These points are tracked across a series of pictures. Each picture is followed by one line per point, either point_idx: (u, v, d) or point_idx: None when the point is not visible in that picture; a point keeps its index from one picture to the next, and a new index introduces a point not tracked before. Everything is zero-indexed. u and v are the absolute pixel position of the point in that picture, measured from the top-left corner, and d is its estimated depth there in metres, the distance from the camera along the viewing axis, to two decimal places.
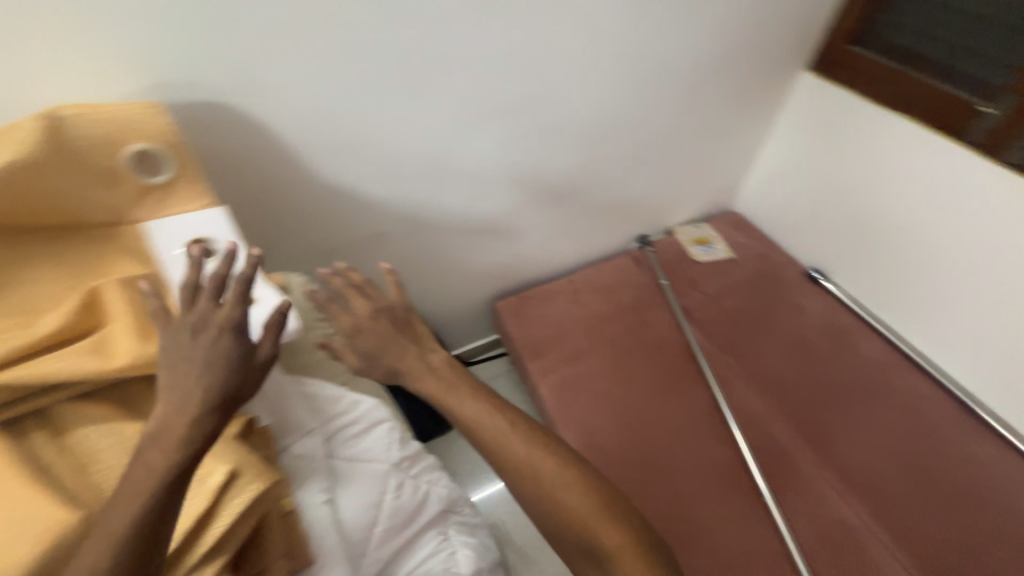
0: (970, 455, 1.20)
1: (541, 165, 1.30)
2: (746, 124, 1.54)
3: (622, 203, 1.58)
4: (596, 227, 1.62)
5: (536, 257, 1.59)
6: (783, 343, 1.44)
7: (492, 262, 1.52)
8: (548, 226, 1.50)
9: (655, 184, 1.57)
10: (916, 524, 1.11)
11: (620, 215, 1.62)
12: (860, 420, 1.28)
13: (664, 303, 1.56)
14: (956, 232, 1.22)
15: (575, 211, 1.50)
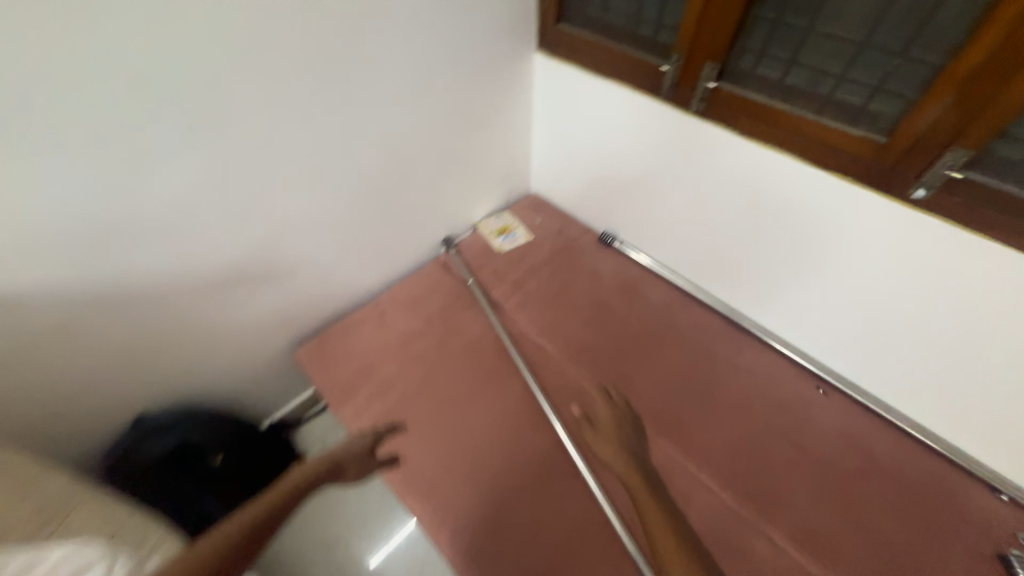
0: (741, 367, 1.36)
1: (272, 194, 1.14)
2: (501, 111, 1.56)
3: (404, 212, 1.50)
4: (386, 242, 1.51)
5: (325, 291, 1.43)
6: (586, 311, 1.51)
7: (268, 312, 1.33)
8: (323, 256, 1.36)
9: (431, 185, 1.53)
10: (710, 443, 1.22)
11: (408, 223, 1.54)
12: (656, 364, 1.38)
13: (474, 302, 1.53)
14: (682, 176, 1.34)
15: (347, 232, 1.38)
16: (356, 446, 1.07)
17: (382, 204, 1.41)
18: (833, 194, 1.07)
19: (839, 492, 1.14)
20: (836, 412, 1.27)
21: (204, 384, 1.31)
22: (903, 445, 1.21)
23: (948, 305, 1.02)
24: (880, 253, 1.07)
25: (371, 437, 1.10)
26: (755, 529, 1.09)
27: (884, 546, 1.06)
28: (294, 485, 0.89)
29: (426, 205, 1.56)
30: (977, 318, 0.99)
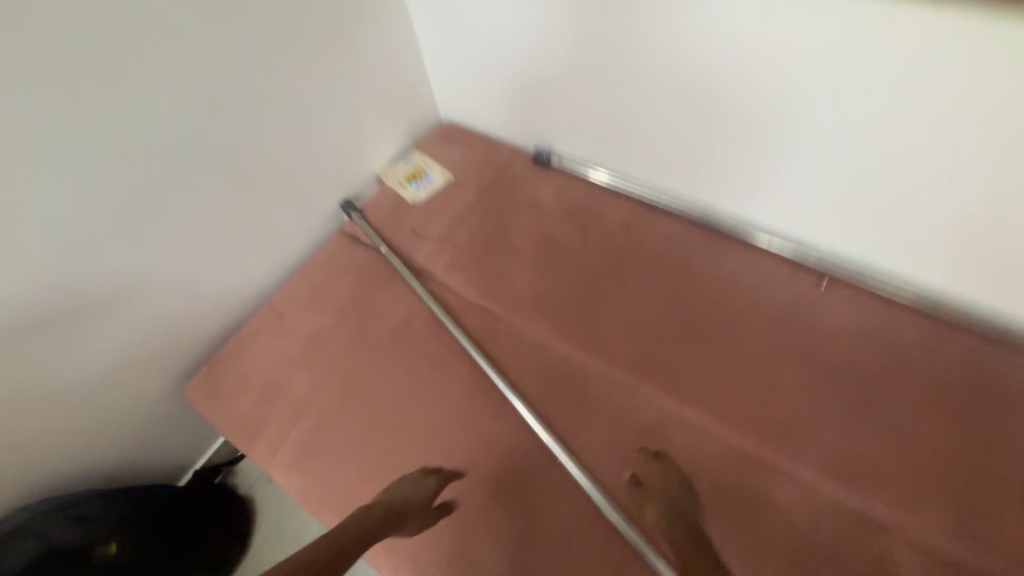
0: (727, 277, 1.11)
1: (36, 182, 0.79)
2: (360, 10, 1.17)
3: (270, 175, 1.15)
4: (259, 221, 1.17)
5: (195, 302, 1.10)
6: (532, 252, 1.21)
7: (122, 347, 1.02)
8: (169, 257, 1.02)
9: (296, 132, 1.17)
10: (703, 378, 0.99)
11: (280, 190, 1.19)
12: (625, 297, 1.12)
13: (393, 273, 1.22)
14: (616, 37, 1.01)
15: (192, 218, 1.03)
16: (413, 489, 0.87)
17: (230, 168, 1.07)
18: (822, 14, 0.78)
19: (862, 407, 0.93)
20: (846, 305, 1.04)
21: (68, 456, 1.01)
22: (929, 326, 1.00)
23: (991, 126, 0.76)
24: (890, 85, 0.80)
25: (432, 477, 0.89)
26: (775, 470, 0.89)
27: (924, 452, 0.88)
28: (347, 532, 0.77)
29: (298, 161, 1.20)
30: (1021, 145, 0.75)
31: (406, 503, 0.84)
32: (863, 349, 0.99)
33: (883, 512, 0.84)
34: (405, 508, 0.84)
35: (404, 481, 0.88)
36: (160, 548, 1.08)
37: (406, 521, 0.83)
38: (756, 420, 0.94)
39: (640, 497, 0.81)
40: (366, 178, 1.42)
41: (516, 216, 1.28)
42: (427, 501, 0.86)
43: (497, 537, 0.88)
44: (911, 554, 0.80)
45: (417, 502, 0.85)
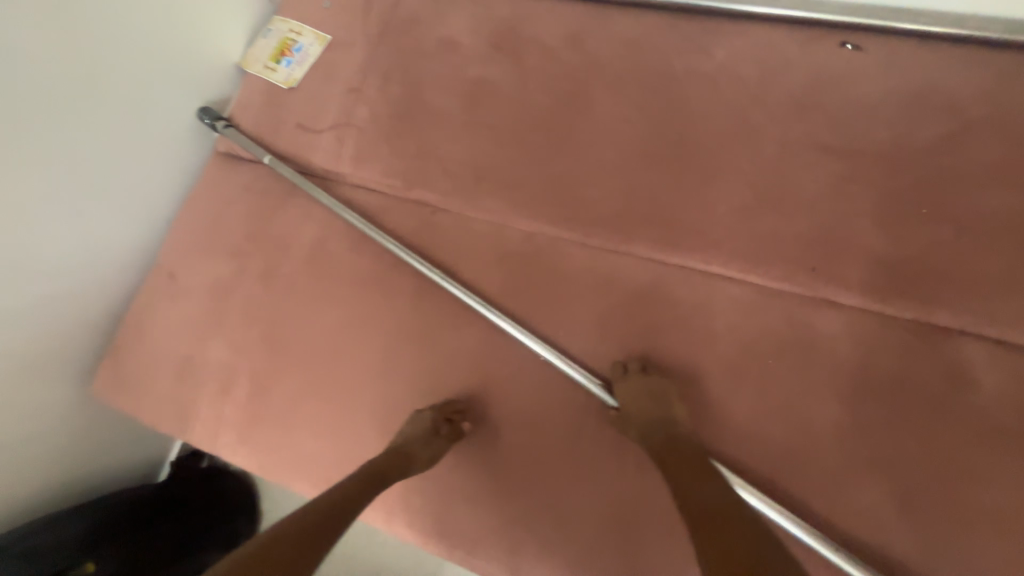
0: (718, 74, 0.82)
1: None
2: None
3: (80, 90, 0.83)
4: (94, 159, 0.88)
5: (64, 284, 0.88)
6: (459, 110, 0.90)
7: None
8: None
9: (93, 20, 0.82)
10: (705, 214, 0.77)
11: (108, 111, 0.88)
12: (591, 137, 0.84)
13: (293, 188, 0.94)
14: None
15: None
16: (410, 428, 0.70)
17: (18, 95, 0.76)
18: None
19: (912, 197, 0.71)
20: (881, 71, 0.77)
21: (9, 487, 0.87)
22: (997, 68, 0.73)
23: None
24: None
25: (425, 410, 0.72)
26: (812, 303, 0.71)
27: (1003, 231, 0.68)
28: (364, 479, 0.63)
29: (117, 62, 0.87)
30: None
31: (408, 443, 0.68)
32: (909, 122, 0.74)
33: (957, 318, 0.66)
34: (409, 448, 0.67)
35: (402, 427, 0.72)
36: (152, 552, 0.99)
37: (417, 458, 0.67)
38: (779, 248, 0.73)
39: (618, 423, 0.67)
40: (223, 73, 1.06)
41: (427, 68, 0.94)
42: (430, 432, 0.69)
43: (492, 460, 0.74)
44: (994, 359, 0.64)
45: (418, 437, 0.68)
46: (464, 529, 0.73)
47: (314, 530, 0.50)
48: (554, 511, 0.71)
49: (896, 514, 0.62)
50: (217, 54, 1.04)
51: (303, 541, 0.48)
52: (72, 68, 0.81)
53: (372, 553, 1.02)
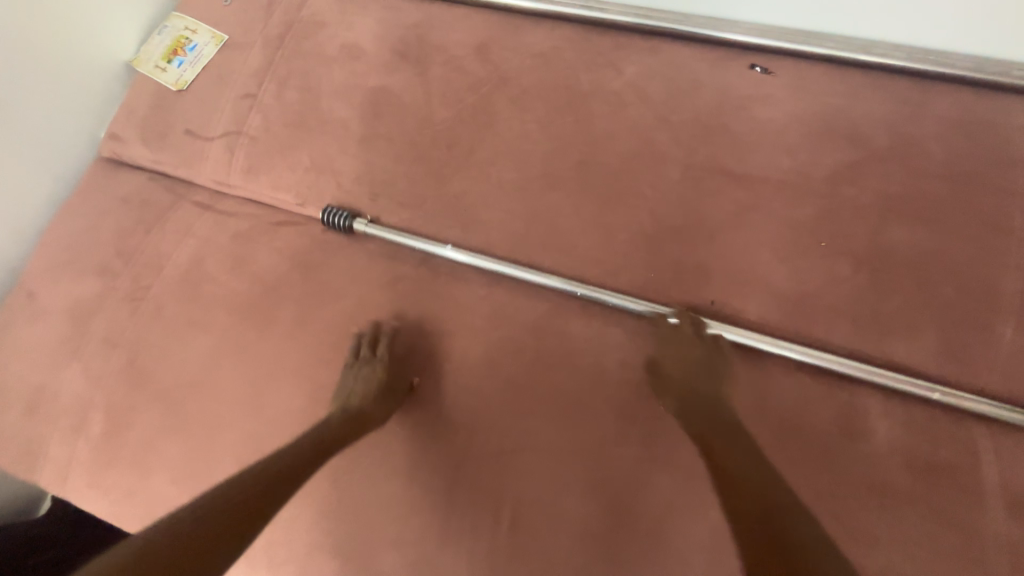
0: (627, 92, 0.78)
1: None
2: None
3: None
4: None
5: None
6: (360, 122, 0.84)
7: None
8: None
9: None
10: (604, 241, 0.73)
11: None
12: (494, 156, 0.79)
13: (177, 201, 0.86)
14: None
15: None
16: (363, 385, 0.68)
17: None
18: None
19: (814, 229, 0.68)
20: (789, 95, 0.74)
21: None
22: (901, 98, 0.72)
23: None
24: None
25: (373, 365, 0.69)
26: (707, 341, 0.68)
27: (902, 269, 0.65)
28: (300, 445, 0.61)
29: None
30: None
31: (362, 402, 0.66)
32: (813, 149, 0.71)
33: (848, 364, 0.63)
34: (365, 409, 0.66)
35: (354, 380, 0.69)
36: None
37: (375, 417, 0.66)
38: (679, 278, 0.70)
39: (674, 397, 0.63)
40: (116, 74, 0.97)
41: (328, 75, 0.88)
42: (386, 388, 0.68)
43: (366, 506, 0.68)
44: (883, 408, 0.61)
45: (375, 394, 0.67)
46: None
47: (237, 513, 0.49)
48: (429, 567, 0.65)
49: None
50: (101, 49, 0.93)
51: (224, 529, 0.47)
52: None
53: None
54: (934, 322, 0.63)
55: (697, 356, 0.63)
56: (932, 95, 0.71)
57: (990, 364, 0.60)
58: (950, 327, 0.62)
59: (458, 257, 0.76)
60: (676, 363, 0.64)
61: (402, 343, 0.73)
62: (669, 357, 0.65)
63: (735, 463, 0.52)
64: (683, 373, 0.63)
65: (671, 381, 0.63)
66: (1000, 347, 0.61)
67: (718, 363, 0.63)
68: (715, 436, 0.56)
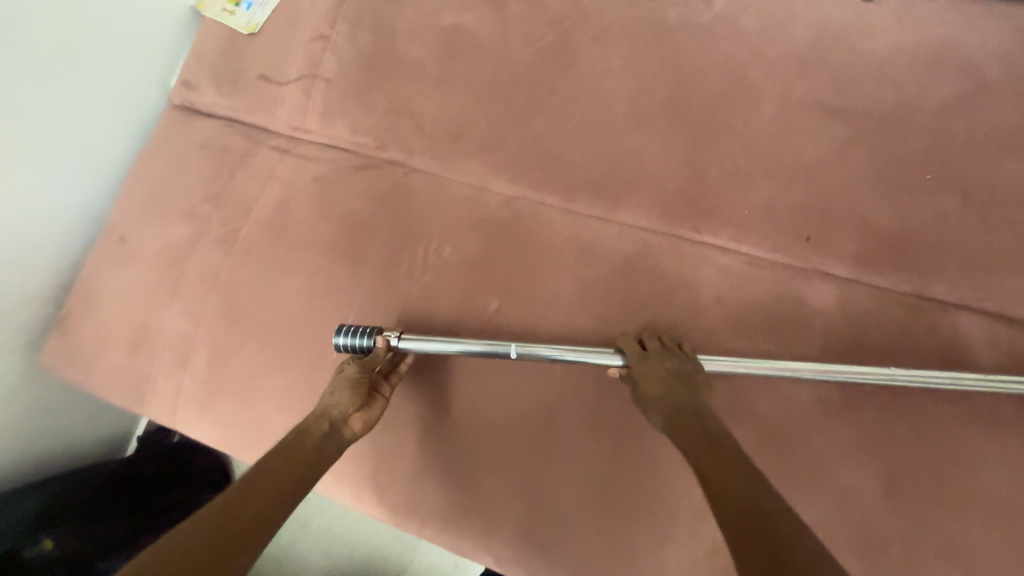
0: (717, 25, 0.75)
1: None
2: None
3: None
4: (42, 114, 0.79)
5: (30, 260, 0.82)
6: (436, 62, 0.83)
7: None
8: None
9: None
10: (694, 179, 0.72)
11: (70, 72, 0.81)
12: (578, 95, 0.78)
13: (255, 146, 0.87)
14: None
15: None
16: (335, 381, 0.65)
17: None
18: None
19: (920, 165, 0.67)
20: (895, 25, 0.70)
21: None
22: (1018, 25, 0.68)
23: None
24: None
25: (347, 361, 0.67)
26: (806, 279, 0.68)
27: (1011, 205, 0.65)
28: (307, 452, 0.56)
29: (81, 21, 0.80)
30: None
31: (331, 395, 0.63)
32: (919, 81, 0.69)
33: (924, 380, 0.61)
34: (361, 385, 0.63)
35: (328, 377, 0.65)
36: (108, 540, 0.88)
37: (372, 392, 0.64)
38: (773, 216, 0.69)
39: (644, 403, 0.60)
40: (181, 21, 0.96)
41: (402, 13, 0.86)
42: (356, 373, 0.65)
43: (465, 435, 0.70)
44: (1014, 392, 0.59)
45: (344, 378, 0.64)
46: (436, 505, 0.69)
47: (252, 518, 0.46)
48: (527, 494, 0.67)
49: (887, 498, 0.60)
50: None
51: (233, 535, 0.43)
52: (29, 29, 0.74)
53: (344, 532, 0.98)
54: None
55: (668, 366, 0.61)
56: None
57: None
58: None
59: (528, 353, 0.66)
60: (647, 375, 0.60)
61: (491, 277, 0.75)
62: (638, 367, 0.61)
63: (712, 458, 0.48)
64: (656, 387, 0.59)
65: (644, 399, 0.59)
66: None
67: (689, 372, 0.60)
68: (688, 433, 0.52)
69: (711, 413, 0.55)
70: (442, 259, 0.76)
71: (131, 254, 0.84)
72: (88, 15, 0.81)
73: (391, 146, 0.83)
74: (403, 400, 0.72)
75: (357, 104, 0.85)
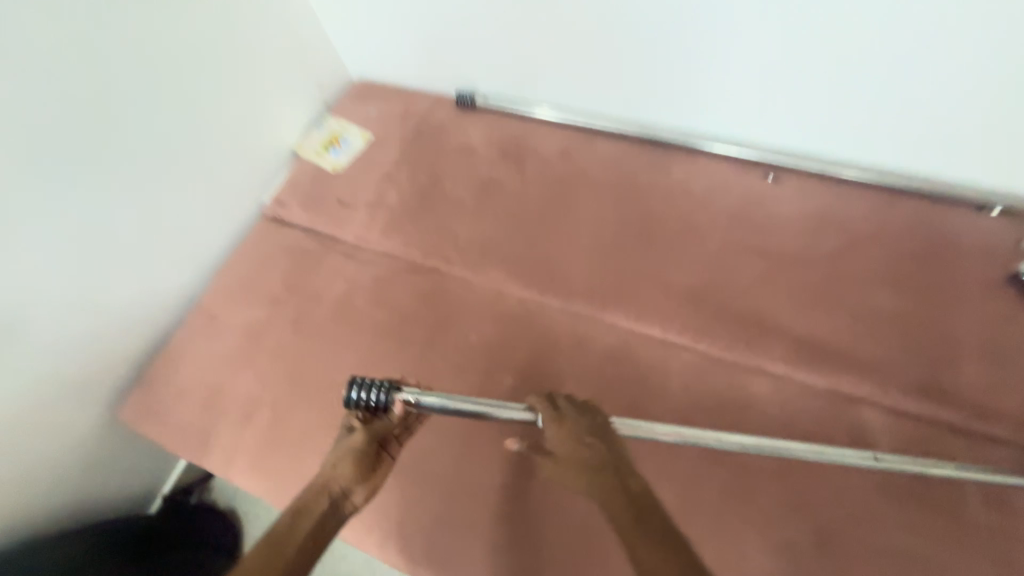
0: (673, 187, 1.07)
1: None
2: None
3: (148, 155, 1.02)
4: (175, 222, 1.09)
5: (140, 325, 1.07)
6: (472, 199, 1.14)
7: (42, 383, 0.94)
8: (54, 272, 0.92)
9: (173, 106, 1.03)
10: (660, 293, 0.97)
11: (201, 193, 1.13)
12: (575, 228, 1.07)
13: (328, 250, 1.14)
14: None
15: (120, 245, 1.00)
16: (338, 452, 0.74)
17: (97, 157, 0.94)
18: None
19: (821, 290, 0.92)
20: (795, 196, 1.02)
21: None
22: (877, 201, 0.99)
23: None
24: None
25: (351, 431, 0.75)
26: (744, 369, 0.88)
27: (895, 322, 0.87)
28: (310, 525, 0.66)
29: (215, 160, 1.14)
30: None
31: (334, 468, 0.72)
32: (814, 233, 0.98)
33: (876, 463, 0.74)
34: (363, 458, 0.73)
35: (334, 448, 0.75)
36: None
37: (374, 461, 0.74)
38: (721, 322, 0.92)
39: (559, 468, 0.66)
40: (283, 157, 1.30)
41: (450, 165, 1.19)
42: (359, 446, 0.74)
43: (479, 490, 0.84)
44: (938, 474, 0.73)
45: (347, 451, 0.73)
46: (451, 553, 0.81)
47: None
48: (529, 545, 0.80)
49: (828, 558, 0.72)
50: (278, 141, 1.28)
51: None
52: (182, 167, 1.08)
53: None
54: (921, 366, 0.83)
55: (574, 427, 0.66)
56: (900, 202, 0.98)
57: (969, 399, 0.79)
58: (933, 370, 0.82)
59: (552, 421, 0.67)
60: (557, 438, 0.66)
61: (506, 358, 0.96)
62: (552, 433, 0.66)
63: (631, 528, 0.55)
64: (566, 450, 0.64)
65: (558, 458, 0.66)
66: (969, 384, 0.80)
67: (597, 427, 0.66)
68: (609, 499, 0.59)
69: (630, 471, 0.61)
70: (468, 343, 0.98)
71: (218, 329, 1.06)
72: (220, 156, 1.15)
73: (434, 255, 1.09)
74: (429, 457, 0.87)
75: (410, 225, 1.13)
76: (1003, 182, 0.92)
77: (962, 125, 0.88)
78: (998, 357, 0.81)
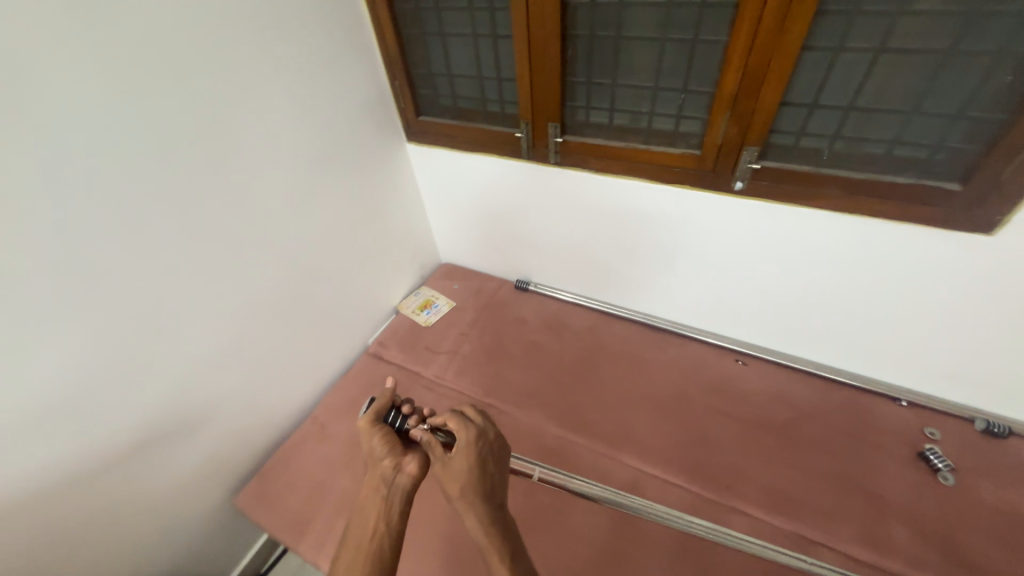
0: (669, 361, 1.50)
1: (113, 333, 0.97)
2: (381, 202, 1.65)
3: (314, 324, 1.50)
4: (317, 353, 1.54)
5: (271, 429, 1.42)
6: (523, 355, 1.58)
7: (205, 469, 1.25)
8: (245, 388, 1.31)
9: (340, 280, 1.56)
10: (661, 441, 1.30)
11: (337, 333, 1.61)
12: (597, 384, 1.47)
13: (414, 382, 1.55)
14: (579, 210, 1.49)
15: (282, 370, 1.42)
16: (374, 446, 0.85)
17: (296, 314, 1.42)
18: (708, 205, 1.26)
19: (782, 449, 1.24)
20: (758, 377, 1.43)
21: None
22: (816, 387, 1.38)
23: (834, 261, 1.19)
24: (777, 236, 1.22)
25: (377, 430, 0.87)
26: (726, 509, 1.15)
27: (839, 479, 1.17)
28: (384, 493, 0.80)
29: (351, 313, 1.64)
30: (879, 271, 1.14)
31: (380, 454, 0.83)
32: (772, 405, 1.35)
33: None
34: (390, 442, 0.84)
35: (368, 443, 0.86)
36: None
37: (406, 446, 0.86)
38: (707, 467, 1.23)
39: (445, 467, 0.79)
40: (387, 311, 1.82)
41: (509, 328, 1.68)
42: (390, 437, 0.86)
43: None
44: None
45: (384, 442, 0.85)
46: None
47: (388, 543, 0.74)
48: None
49: None
50: (388, 300, 1.81)
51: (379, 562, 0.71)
52: (332, 317, 1.57)
53: None
54: (856, 512, 1.10)
55: (477, 447, 0.83)
56: (834, 389, 1.37)
57: (902, 545, 1.04)
58: (869, 521, 1.09)
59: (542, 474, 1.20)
60: (463, 449, 0.81)
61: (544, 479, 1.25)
62: (463, 446, 0.82)
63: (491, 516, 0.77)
64: (467, 457, 0.80)
65: (452, 460, 0.80)
66: (900, 533, 1.06)
67: (489, 451, 0.84)
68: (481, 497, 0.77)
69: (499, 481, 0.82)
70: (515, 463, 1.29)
71: (328, 435, 1.41)
72: (354, 309, 1.65)
73: (493, 393, 1.48)
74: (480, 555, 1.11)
75: (477, 368, 1.56)
76: (902, 381, 1.31)
77: (864, 344, 1.30)
78: (921, 512, 1.08)
